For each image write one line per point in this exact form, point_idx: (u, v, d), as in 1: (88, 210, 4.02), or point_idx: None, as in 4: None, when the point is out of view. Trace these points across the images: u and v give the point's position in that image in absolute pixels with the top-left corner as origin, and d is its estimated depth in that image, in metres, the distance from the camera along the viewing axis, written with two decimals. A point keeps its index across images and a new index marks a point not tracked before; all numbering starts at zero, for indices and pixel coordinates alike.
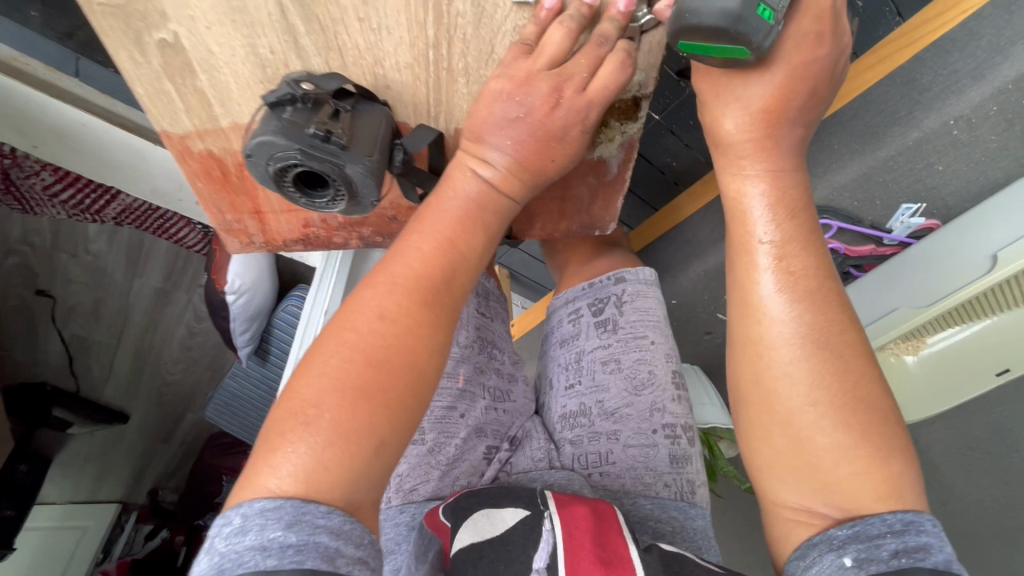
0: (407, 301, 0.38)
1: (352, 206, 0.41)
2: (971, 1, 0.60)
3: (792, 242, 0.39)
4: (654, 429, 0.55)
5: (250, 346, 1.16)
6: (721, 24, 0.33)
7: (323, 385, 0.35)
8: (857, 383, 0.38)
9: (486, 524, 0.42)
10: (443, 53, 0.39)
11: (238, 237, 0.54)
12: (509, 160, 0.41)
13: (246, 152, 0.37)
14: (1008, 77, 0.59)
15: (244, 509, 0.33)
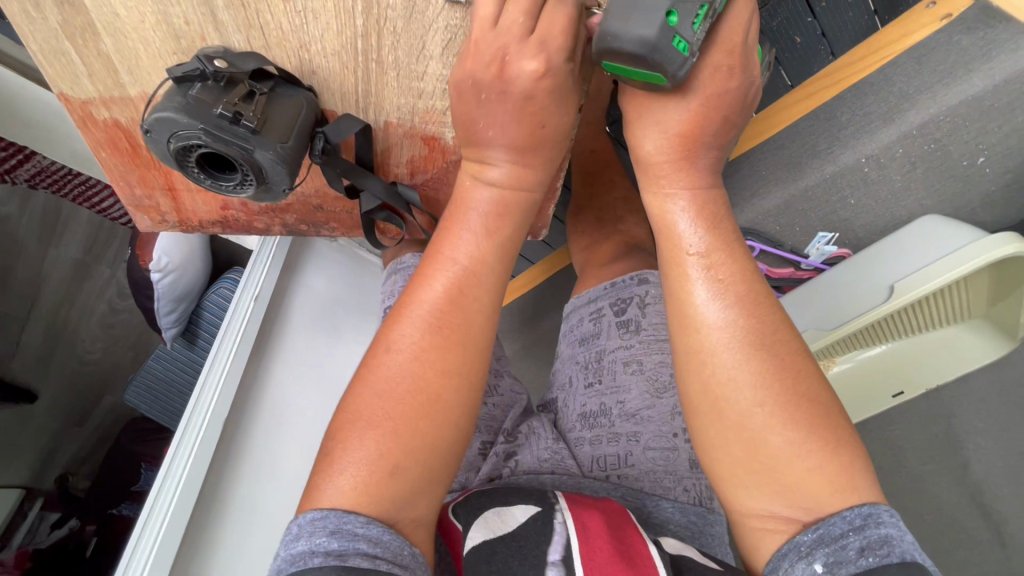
0: (431, 340, 0.41)
1: (261, 192, 0.40)
2: (889, 50, 0.64)
3: (718, 251, 0.40)
4: (675, 432, 0.53)
5: (176, 328, 1.09)
6: (639, 52, 0.35)
7: (374, 409, 0.39)
8: (797, 379, 0.38)
9: (497, 521, 0.40)
10: (373, 44, 0.39)
11: (148, 214, 0.50)
12: (512, 169, 0.42)
13: (144, 127, 0.35)
14: (914, 123, 0.63)
15: (300, 518, 0.36)
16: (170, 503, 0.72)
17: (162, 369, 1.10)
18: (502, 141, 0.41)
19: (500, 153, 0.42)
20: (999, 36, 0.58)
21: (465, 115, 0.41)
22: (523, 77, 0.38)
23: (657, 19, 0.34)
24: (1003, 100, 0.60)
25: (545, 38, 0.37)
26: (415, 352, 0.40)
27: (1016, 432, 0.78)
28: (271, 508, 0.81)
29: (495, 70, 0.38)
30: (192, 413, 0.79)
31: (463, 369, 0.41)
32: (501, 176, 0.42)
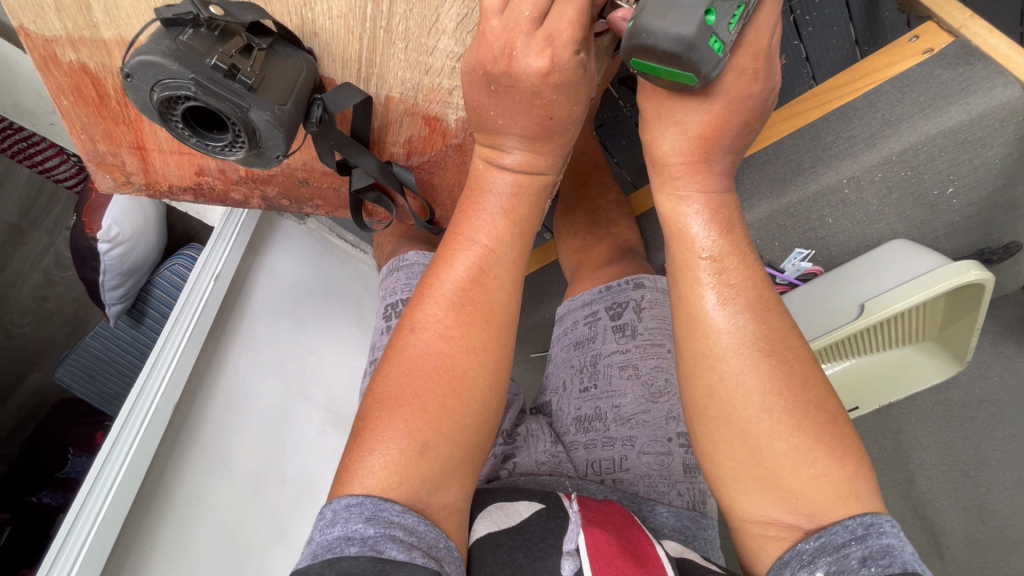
0: (455, 317, 0.41)
1: (252, 156, 0.36)
2: (874, 78, 0.68)
3: (729, 255, 0.40)
4: (669, 437, 0.54)
5: (121, 305, 1.01)
6: (674, 49, 0.34)
7: (402, 392, 0.40)
8: (805, 386, 0.38)
9: (502, 516, 0.41)
10: (383, 10, 0.37)
11: (112, 172, 0.45)
12: (527, 155, 0.41)
13: (124, 71, 0.31)
14: (894, 149, 0.66)
15: (334, 505, 0.37)
16: (108, 491, 0.66)
17: (101, 348, 1.02)
18: (514, 131, 0.40)
19: (515, 141, 0.40)
20: (977, 73, 0.62)
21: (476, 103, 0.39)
22: (530, 70, 0.36)
23: (695, 16, 0.33)
24: (976, 134, 0.63)
25: (553, 34, 0.35)
26: (441, 330, 0.41)
27: (957, 449, 0.83)
28: (220, 503, 0.76)
29: (504, 63, 0.36)
30: (136, 397, 0.73)
31: (485, 361, 0.41)
32: (518, 162, 0.42)
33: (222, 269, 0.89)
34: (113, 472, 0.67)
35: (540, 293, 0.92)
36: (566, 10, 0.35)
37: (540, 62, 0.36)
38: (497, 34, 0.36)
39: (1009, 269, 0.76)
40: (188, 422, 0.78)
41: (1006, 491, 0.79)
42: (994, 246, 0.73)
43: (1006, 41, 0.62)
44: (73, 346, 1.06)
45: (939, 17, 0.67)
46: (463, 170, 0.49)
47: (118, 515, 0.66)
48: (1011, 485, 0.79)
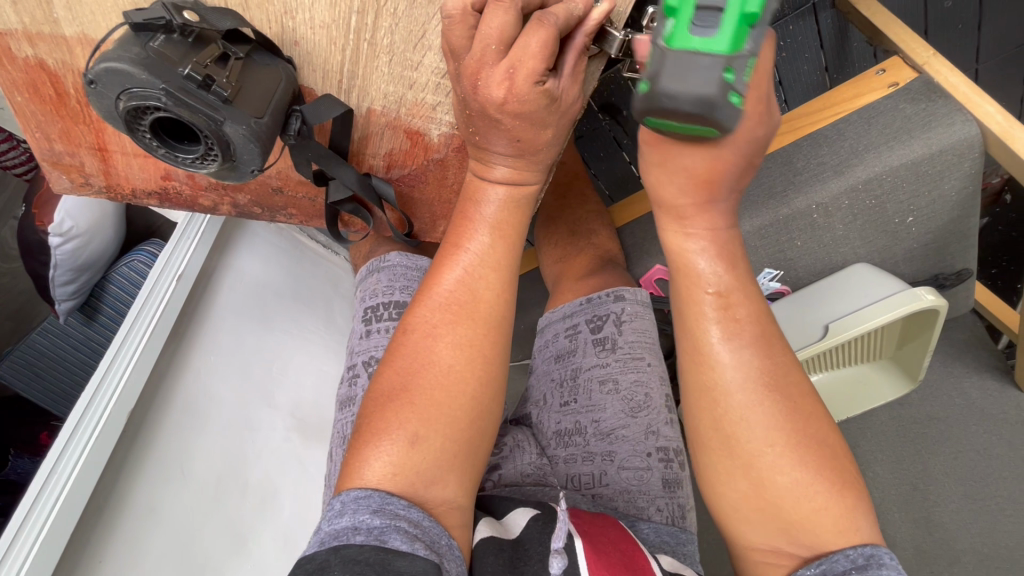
0: (443, 316, 0.41)
1: (225, 170, 0.34)
2: (842, 108, 0.71)
3: (733, 292, 0.42)
4: (648, 452, 0.55)
5: (72, 301, 0.97)
6: (697, 110, 0.30)
7: (400, 393, 0.40)
8: (807, 420, 0.41)
9: (502, 528, 0.41)
10: (367, 23, 0.36)
11: (68, 173, 0.43)
12: (514, 168, 0.40)
13: (88, 77, 0.29)
14: (859, 177, 0.68)
15: (343, 496, 0.37)
16: (53, 505, 0.63)
17: (49, 346, 0.97)
18: (498, 149, 0.39)
19: (501, 158, 0.40)
20: (939, 108, 0.66)
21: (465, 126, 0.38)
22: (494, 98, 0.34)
23: (716, 73, 0.29)
24: (935, 167, 0.66)
25: (517, 65, 0.33)
26: (430, 330, 0.41)
27: (909, 464, 0.83)
28: (176, 513, 0.73)
29: (470, 93, 0.35)
30: (87, 406, 0.69)
31: (485, 365, 0.41)
32: (505, 176, 0.41)
33: (185, 267, 0.86)
34: (60, 484, 0.64)
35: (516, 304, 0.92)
36: (531, 40, 0.33)
37: (499, 90, 0.34)
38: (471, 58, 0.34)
39: (962, 295, 0.80)
40: (142, 428, 0.75)
41: (951, 505, 0.79)
42: (947, 271, 0.77)
43: (964, 79, 0.66)
44: (17, 343, 0.99)
45: (904, 52, 0.71)
46: (443, 186, 0.48)
47: (66, 528, 0.63)
48: (956, 499, 0.80)
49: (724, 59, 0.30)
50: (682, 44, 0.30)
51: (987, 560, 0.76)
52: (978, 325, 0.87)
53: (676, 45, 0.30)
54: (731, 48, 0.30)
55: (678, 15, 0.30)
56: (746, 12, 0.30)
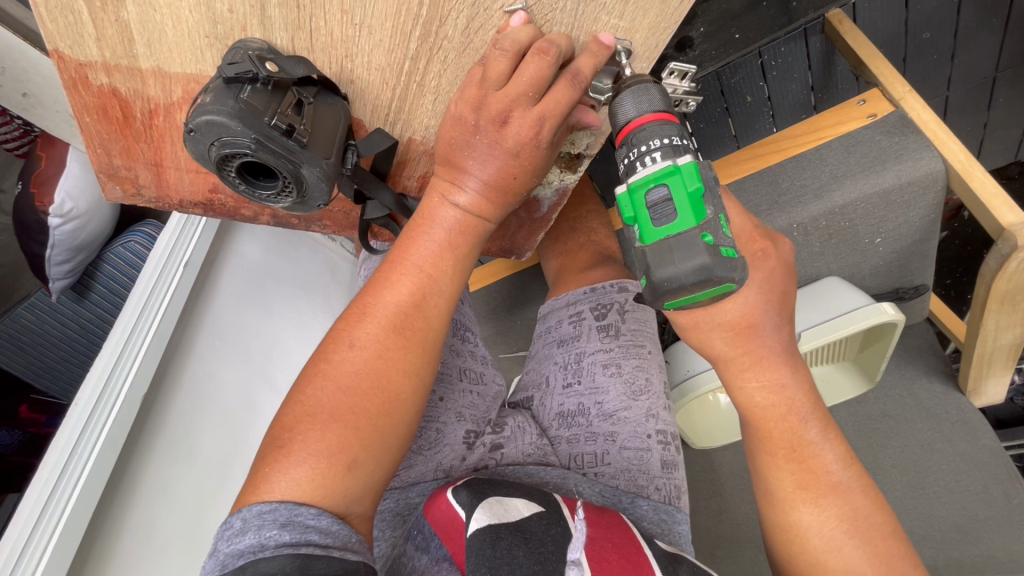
0: (394, 339, 0.43)
1: (297, 203, 0.41)
2: (825, 133, 0.78)
3: (809, 443, 0.50)
4: (649, 433, 0.61)
5: (68, 280, 0.96)
6: (696, 276, 0.38)
7: (332, 406, 0.41)
8: (885, 543, 0.47)
9: (502, 510, 0.44)
10: (419, 67, 0.40)
11: (122, 184, 0.48)
12: (479, 198, 0.44)
13: (188, 127, 0.35)
14: (837, 202, 0.74)
15: (244, 513, 0.37)
16: (76, 483, 0.64)
17: (36, 321, 0.97)
18: (474, 172, 0.43)
19: (472, 182, 0.43)
20: (910, 144, 0.73)
21: (452, 140, 0.42)
22: (516, 140, 0.40)
23: (695, 247, 0.38)
24: (903, 197, 0.73)
25: (545, 116, 0.39)
26: (374, 347, 0.43)
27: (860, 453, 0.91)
28: (187, 492, 0.76)
29: (495, 127, 0.40)
30: (107, 377, 0.71)
31: (412, 379, 0.44)
32: (467, 203, 0.44)
33: (192, 254, 0.87)
34: (79, 468, 0.65)
35: (513, 301, 0.97)
36: (558, 98, 0.39)
37: (527, 132, 0.40)
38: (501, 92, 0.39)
39: (918, 306, 0.89)
40: (153, 411, 0.77)
41: (894, 492, 0.88)
42: (906, 286, 0.85)
43: (934, 118, 0.73)
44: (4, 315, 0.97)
45: (883, 85, 0.78)
46: None
47: (92, 498, 0.65)
48: (900, 487, 0.88)
49: (695, 231, 0.39)
50: (654, 237, 0.40)
51: (923, 539, 0.84)
52: (929, 333, 0.97)
53: (651, 240, 0.40)
54: (696, 220, 0.39)
55: (639, 219, 0.41)
56: (689, 192, 0.39)
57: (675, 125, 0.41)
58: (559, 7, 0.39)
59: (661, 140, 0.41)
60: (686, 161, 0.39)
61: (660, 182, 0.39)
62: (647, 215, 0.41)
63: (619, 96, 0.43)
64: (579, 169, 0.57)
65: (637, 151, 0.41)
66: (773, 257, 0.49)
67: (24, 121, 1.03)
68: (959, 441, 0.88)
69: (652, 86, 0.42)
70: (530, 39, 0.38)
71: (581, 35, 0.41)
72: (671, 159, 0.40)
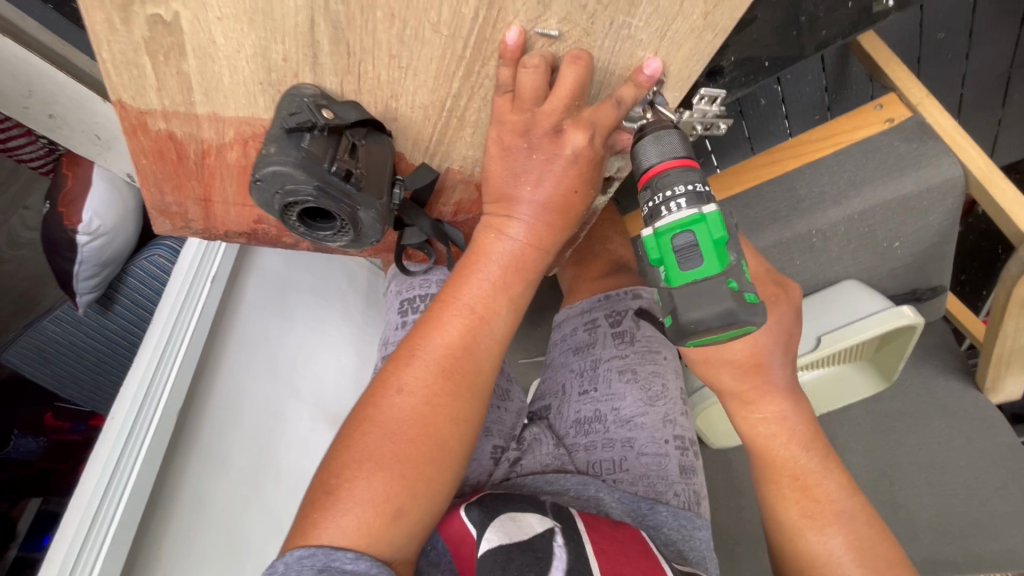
0: (444, 384, 0.43)
1: (353, 241, 0.43)
2: (844, 138, 0.79)
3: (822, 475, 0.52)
4: (666, 438, 0.63)
5: (93, 294, 0.98)
6: (724, 320, 0.40)
7: (379, 454, 0.41)
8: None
9: (513, 527, 0.44)
10: (460, 104, 0.42)
11: (173, 219, 0.50)
12: (535, 227, 0.44)
13: (255, 177, 0.37)
14: (855, 209, 0.75)
15: (285, 557, 0.38)
16: (119, 502, 0.66)
17: (62, 332, 0.98)
18: (525, 195, 0.43)
19: (527, 207, 0.44)
20: (929, 150, 0.74)
21: (502, 168, 0.43)
22: (572, 149, 0.41)
23: (722, 294, 0.40)
24: (923, 203, 0.74)
25: (595, 123, 0.41)
26: (425, 394, 0.43)
27: (878, 452, 0.92)
28: (221, 503, 0.77)
29: (550, 141, 0.41)
30: (143, 397, 0.73)
31: (461, 427, 0.44)
32: (522, 234, 0.44)
33: (217, 271, 0.88)
34: (124, 479, 0.68)
35: (533, 309, 0.99)
36: (599, 115, 0.41)
37: (582, 142, 0.41)
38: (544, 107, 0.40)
39: (935, 306, 0.90)
40: (184, 427, 0.78)
41: (913, 489, 0.89)
42: (924, 287, 0.87)
43: (953, 124, 0.75)
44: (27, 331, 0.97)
45: (900, 91, 0.79)
46: None
47: (137, 507, 0.68)
48: (918, 485, 0.89)
49: (722, 277, 0.40)
50: (681, 281, 0.41)
51: (941, 535, 0.85)
52: (946, 331, 0.98)
53: (678, 282, 0.41)
54: (721, 266, 0.40)
55: (664, 261, 0.42)
56: (715, 240, 0.40)
57: (697, 171, 0.42)
58: (597, 41, 0.40)
59: (685, 186, 0.41)
60: (711, 210, 0.41)
61: (686, 228, 0.40)
62: (673, 258, 0.41)
63: (640, 139, 0.44)
64: (610, 191, 0.58)
65: (662, 196, 0.41)
66: (783, 301, 0.54)
67: (48, 140, 1.05)
68: (977, 439, 0.89)
69: (671, 132, 0.43)
70: (548, 54, 0.40)
71: (618, 68, 0.42)
72: (695, 206, 0.41)
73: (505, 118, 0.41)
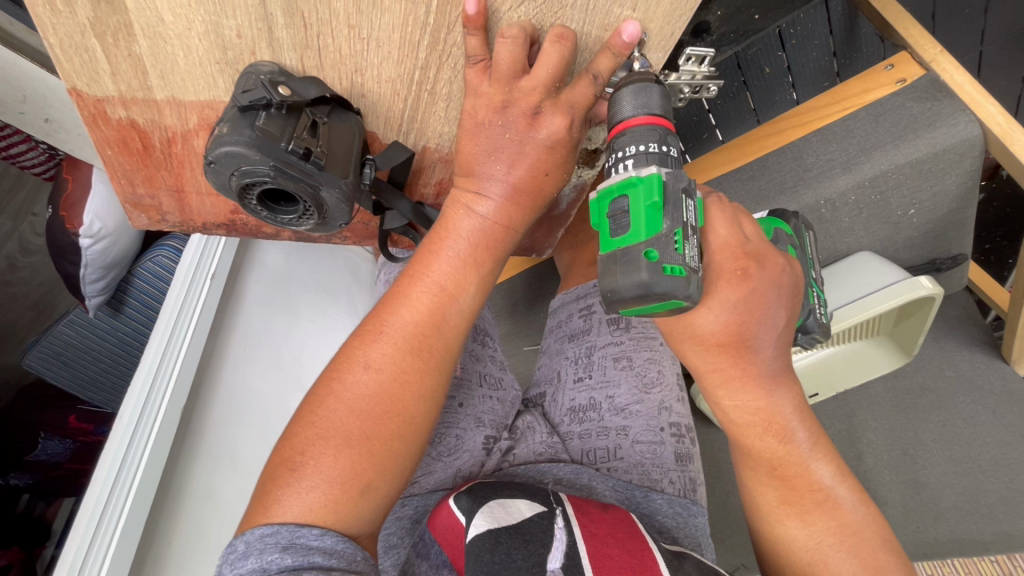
0: (408, 366, 0.43)
1: (319, 224, 0.43)
2: (852, 103, 0.75)
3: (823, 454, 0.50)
4: (662, 426, 0.61)
5: (102, 296, 0.95)
6: (638, 291, 0.38)
7: (340, 436, 0.40)
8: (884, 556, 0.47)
9: (502, 513, 0.43)
10: (429, 76, 0.41)
11: (148, 212, 0.51)
12: (506, 209, 0.43)
13: (209, 159, 0.36)
14: (867, 175, 0.71)
15: (246, 536, 0.37)
16: (127, 494, 0.66)
17: (78, 336, 0.96)
18: (493, 178, 0.42)
19: (498, 190, 0.42)
20: (944, 109, 0.70)
21: (471, 147, 0.41)
22: (547, 134, 0.40)
23: (637, 262, 0.37)
24: (937, 166, 0.70)
25: (573, 105, 0.40)
26: (389, 375, 0.42)
27: (899, 429, 0.89)
28: (229, 497, 0.76)
29: (525, 120, 0.40)
30: (147, 394, 0.73)
31: (425, 405, 0.43)
32: (491, 212, 0.43)
33: (217, 266, 0.88)
34: (131, 473, 0.67)
35: (534, 293, 0.97)
36: (579, 89, 0.40)
37: (560, 127, 0.40)
38: (525, 80, 0.38)
39: (955, 276, 0.86)
40: (192, 420, 0.77)
41: (937, 467, 0.85)
42: (943, 256, 0.82)
43: (969, 79, 0.70)
44: (42, 336, 0.95)
45: (913, 48, 0.75)
46: None
47: (146, 499, 0.67)
48: (941, 462, 0.85)
49: (642, 246, 0.38)
50: (609, 247, 0.40)
51: (966, 515, 0.81)
52: (969, 302, 0.93)
53: (609, 248, 0.40)
54: (647, 234, 0.38)
55: (601, 226, 0.41)
56: (648, 206, 0.38)
57: (663, 132, 0.40)
58: (569, 4, 0.38)
59: (637, 147, 0.39)
60: (650, 173, 0.38)
61: (622, 193, 0.39)
62: (608, 223, 0.40)
63: (616, 93, 0.41)
64: (597, 164, 0.56)
65: (615, 156, 0.40)
66: (755, 276, 0.43)
67: (49, 146, 1.05)
68: (1004, 413, 0.85)
69: (654, 87, 0.40)
70: (530, 28, 0.38)
71: (594, 29, 0.40)
72: (635, 170, 0.39)
73: (479, 91, 0.39)
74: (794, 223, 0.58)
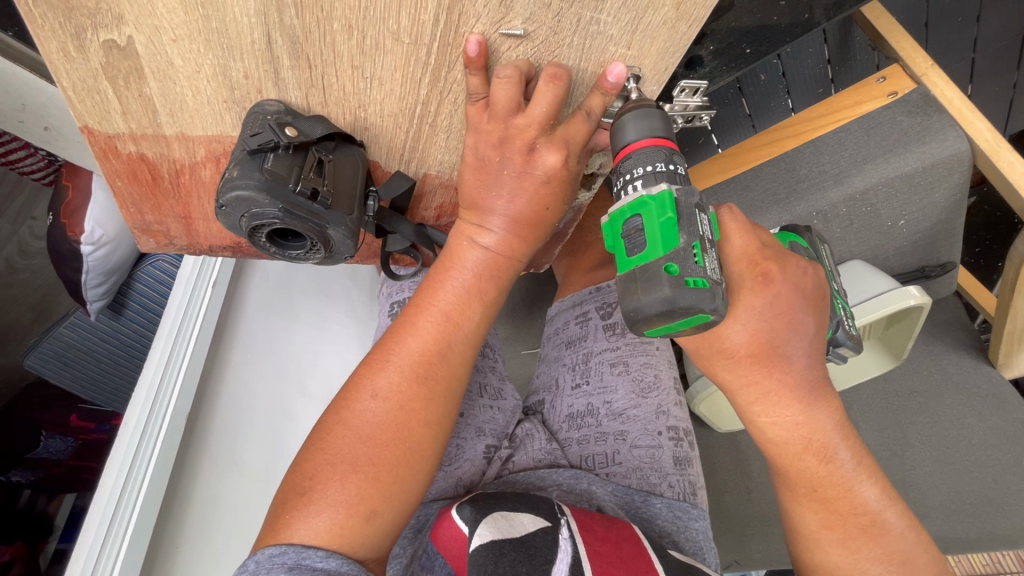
0: (414, 383, 0.44)
1: (326, 258, 0.45)
2: (843, 115, 0.77)
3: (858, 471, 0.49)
4: (659, 430, 0.62)
5: (104, 301, 0.95)
6: (664, 307, 0.38)
7: (348, 455, 0.42)
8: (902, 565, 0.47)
9: (506, 525, 0.45)
10: (430, 110, 0.42)
11: (155, 236, 0.52)
12: (506, 238, 0.44)
13: (219, 203, 0.38)
14: (857, 188, 0.73)
15: (256, 557, 0.39)
16: (136, 500, 0.68)
17: (80, 338, 0.97)
18: (496, 210, 0.43)
19: (498, 221, 0.44)
20: (934, 123, 0.71)
21: (473, 185, 0.43)
22: (545, 170, 0.41)
23: (659, 279, 0.38)
24: (927, 179, 0.72)
25: (569, 139, 0.40)
26: (394, 394, 0.44)
27: (889, 432, 0.91)
28: (236, 499, 0.78)
29: (524, 159, 0.41)
30: (153, 402, 0.74)
31: (431, 420, 0.45)
32: (491, 239, 0.45)
33: (218, 275, 0.89)
34: (139, 481, 0.69)
35: (531, 299, 0.99)
36: (576, 127, 0.41)
37: (555, 163, 0.41)
38: (519, 119, 0.40)
39: (943, 283, 0.87)
40: (198, 426, 0.79)
41: (924, 468, 0.87)
42: (932, 264, 0.84)
43: (958, 94, 0.72)
44: (44, 338, 0.96)
45: (903, 61, 0.77)
46: None
47: (153, 505, 0.69)
48: (929, 463, 0.87)
49: (662, 261, 0.38)
50: (627, 267, 0.40)
51: (952, 513, 0.84)
52: (958, 307, 0.95)
53: (626, 268, 0.40)
54: (665, 250, 0.39)
55: (617, 249, 0.42)
56: (662, 222, 0.39)
57: (667, 151, 0.41)
58: (566, 42, 0.39)
59: (644, 169, 0.41)
60: (660, 191, 0.39)
61: (635, 212, 0.40)
62: (623, 244, 0.41)
63: (620, 119, 0.42)
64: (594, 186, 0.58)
65: (623, 180, 0.42)
66: (778, 279, 0.45)
67: (48, 152, 1.06)
68: (990, 416, 0.87)
69: (655, 113, 0.41)
70: (524, 66, 0.40)
71: (589, 66, 0.42)
72: (646, 188, 0.40)
73: (481, 128, 0.40)
74: (807, 238, 0.59)
